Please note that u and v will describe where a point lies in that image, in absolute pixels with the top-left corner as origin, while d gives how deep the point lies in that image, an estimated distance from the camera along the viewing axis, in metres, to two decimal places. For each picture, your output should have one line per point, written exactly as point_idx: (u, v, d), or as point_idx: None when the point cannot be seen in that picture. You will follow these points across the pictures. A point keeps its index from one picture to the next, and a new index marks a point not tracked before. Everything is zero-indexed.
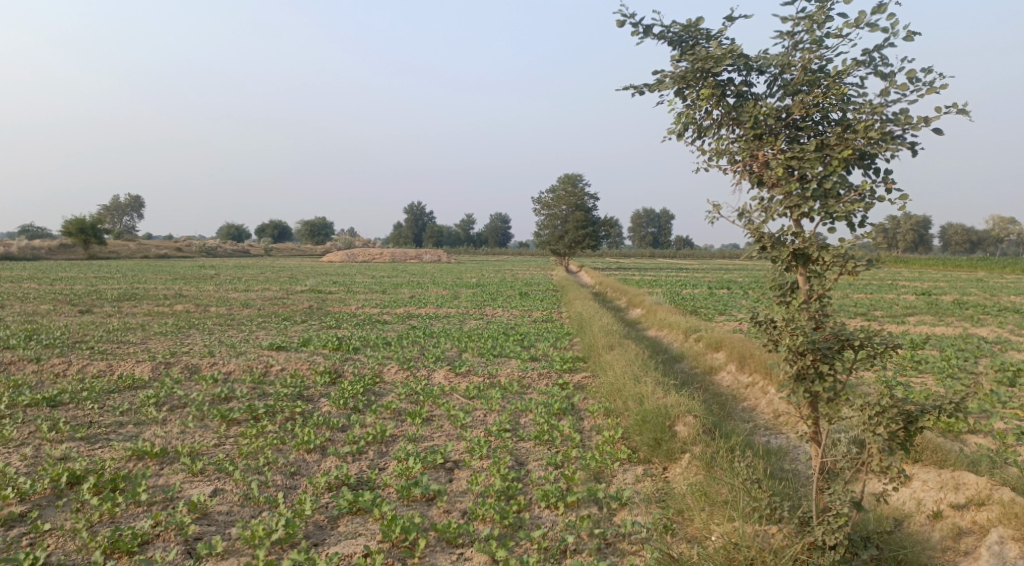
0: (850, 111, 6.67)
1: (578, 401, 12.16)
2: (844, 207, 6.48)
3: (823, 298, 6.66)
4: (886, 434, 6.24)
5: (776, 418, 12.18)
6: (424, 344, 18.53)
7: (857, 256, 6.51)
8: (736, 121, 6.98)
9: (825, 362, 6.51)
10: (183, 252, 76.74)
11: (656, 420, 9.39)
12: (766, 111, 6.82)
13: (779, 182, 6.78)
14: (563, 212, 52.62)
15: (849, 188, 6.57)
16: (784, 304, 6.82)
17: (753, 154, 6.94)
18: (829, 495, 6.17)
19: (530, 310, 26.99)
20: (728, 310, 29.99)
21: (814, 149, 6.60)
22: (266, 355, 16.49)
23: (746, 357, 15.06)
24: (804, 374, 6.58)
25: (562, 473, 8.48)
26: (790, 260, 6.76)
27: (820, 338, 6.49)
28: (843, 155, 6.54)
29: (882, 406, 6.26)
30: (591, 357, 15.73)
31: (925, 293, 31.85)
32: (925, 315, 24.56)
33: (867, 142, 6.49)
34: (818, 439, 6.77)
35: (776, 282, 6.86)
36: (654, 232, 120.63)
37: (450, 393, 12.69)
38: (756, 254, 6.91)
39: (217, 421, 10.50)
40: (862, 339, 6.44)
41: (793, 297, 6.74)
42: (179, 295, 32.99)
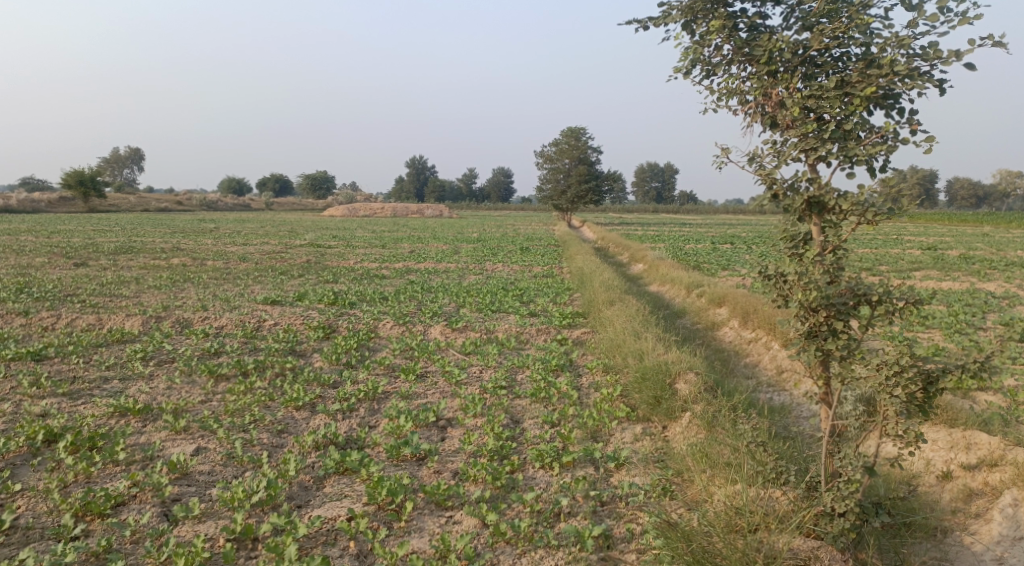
0: (874, 45, 6.16)
1: (577, 358, 11.86)
2: (864, 151, 6.05)
3: (838, 250, 6.26)
4: (903, 395, 5.95)
5: (779, 375, 11.93)
6: (421, 299, 18.21)
7: (877, 205, 6.10)
8: (748, 56, 6.52)
9: (839, 319, 6.16)
10: (183, 206, 76.22)
11: (656, 377, 9.09)
12: (781, 46, 6.32)
13: (794, 123, 6.35)
14: (565, 166, 51.98)
15: (870, 129, 6.11)
16: (796, 256, 6.40)
17: (766, 93, 6.49)
18: (840, 460, 5.87)
19: (532, 265, 26.62)
20: (731, 265, 29.57)
21: (833, 87, 6.12)
22: (260, 309, 16.20)
23: (749, 312, 14.75)
24: (816, 332, 6.24)
25: (558, 431, 8.19)
26: (803, 210, 6.36)
27: (835, 293, 6.11)
28: (864, 93, 6.06)
29: (900, 366, 5.93)
30: (591, 312, 15.40)
31: (931, 248, 31.39)
32: (932, 271, 24.15)
33: (891, 79, 6.00)
34: (829, 399, 6.46)
35: (788, 233, 6.42)
36: (657, 187, 119.68)
37: (446, 349, 12.39)
38: (768, 204, 6.52)
39: (205, 377, 10.23)
40: (879, 294, 6.05)
41: (805, 249, 6.35)
42: (177, 249, 32.64)
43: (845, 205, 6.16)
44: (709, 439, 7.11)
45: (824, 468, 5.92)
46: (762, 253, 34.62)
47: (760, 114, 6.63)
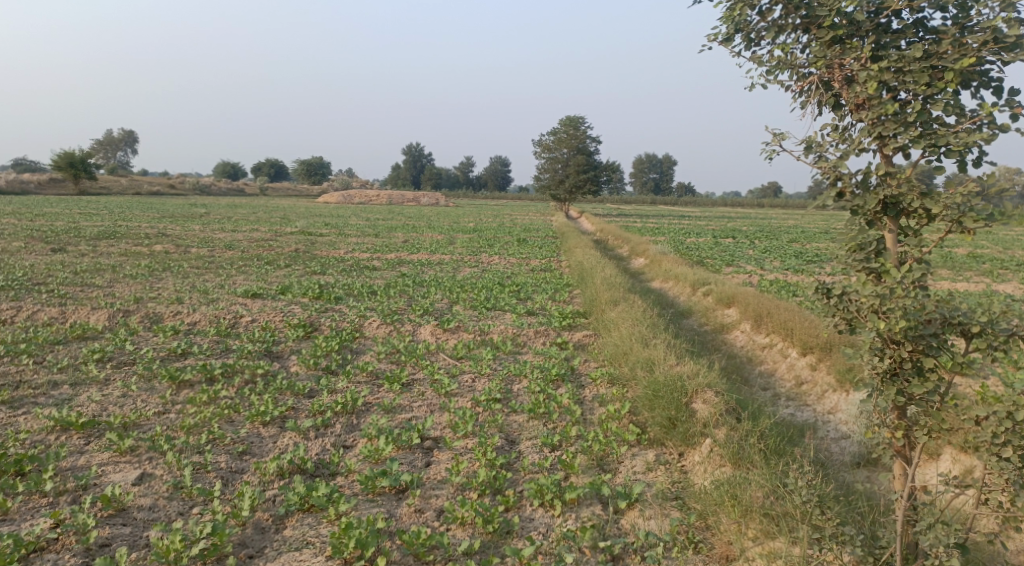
0: (966, 8, 5.32)
1: (579, 366, 10.85)
2: (958, 139, 5.23)
3: (921, 263, 5.46)
4: (1015, 458, 5.13)
5: (799, 387, 10.99)
6: (412, 293, 17.16)
7: (976, 209, 5.29)
8: (810, 20, 5.64)
9: (928, 356, 5.38)
10: (177, 190, 74.94)
11: (671, 394, 8.08)
12: (854, 7, 5.44)
13: (866, 101, 5.53)
14: (564, 155, 50.90)
15: (962, 111, 5.29)
16: (868, 271, 5.59)
17: (831, 65, 5.65)
18: (924, 536, 5.04)
19: (528, 258, 25.54)
20: (735, 261, 28.54)
21: (919, 58, 5.28)
22: (238, 303, 15.11)
23: (762, 315, 13.77)
24: (897, 371, 5.48)
25: (560, 458, 7.22)
26: (876, 212, 5.55)
27: (924, 323, 5.30)
28: (957, 67, 5.23)
29: (1012, 421, 5.09)
30: (593, 313, 14.38)
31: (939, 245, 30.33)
32: (943, 275, 23.13)
33: (991, 50, 5.18)
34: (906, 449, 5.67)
35: (856, 242, 5.61)
36: (655, 179, 118.55)
37: (436, 353, 11.36)
38: (831, 203, 5.68)
39: (166, 383, 9.19)
40: (981, 325, 5.25)
41: (879, 263, 5.55)
42: (163, 234, 31.51)
43: (935, 209, 5.35)
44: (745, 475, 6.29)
45: (902, 539, 5.08)
46: (765, 249, 33.63)
47: (821, 92, 5.79)
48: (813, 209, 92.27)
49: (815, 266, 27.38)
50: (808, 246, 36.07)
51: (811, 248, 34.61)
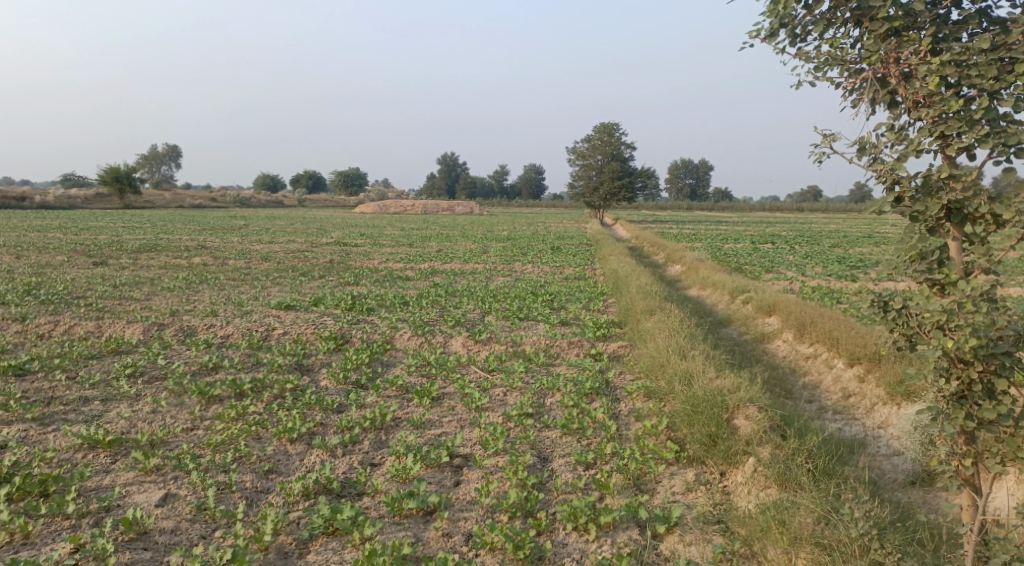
0: None
1: (614, 379, 10.60)
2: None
3: (990, 273, 5.29)
4: None
5: (847, 401, 10.78)
6: (445, 304, 16.99)
7: None
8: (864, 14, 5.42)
9: (1000, 378, 5.22)
10: (216, 202, 75.89)
11: (711, 410, 7.84)
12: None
13: (925, 98, 5.31)
14: (598, 162, 50.61)
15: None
16: (931, 283, 5.45)
17: (887, 61, 5.43)
18: None
19: (563, 267, 25.29)
20: (774, 268, 28.01)
21: (984, 52, 5.05)
22: (271, 316, 15.05)
23: (805, 324, 13.49)
24: (966, 394, 5.34)
25: (593, 477, 7.04)
26: (939, 218, 5.38)
27: (995, 341, 5.14)
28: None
29: None
30: (629, 322, 14.10)
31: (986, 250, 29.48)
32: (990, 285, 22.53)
33: None
34: (971, 478, 5.54)
35: (917, 249, 5.46)
36: (691, 185, 117.56)
37: (468, 366, 11.16)
38: (889, 208, 5.51)
39: (195, 398, 9.08)
40: None
41: (942, 273, 5.42)
42: (201, 247, 31.75)
43: (1006, 215, 5.17)
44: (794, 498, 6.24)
45: None
46: (805, 254, 33.05)
47: (874, 89, 5.59)
48: (853, 212, 90.85)
49: (855, 272, 26.81)
50: (849, 251, 35.41)
51: (852, 253, 33.96)
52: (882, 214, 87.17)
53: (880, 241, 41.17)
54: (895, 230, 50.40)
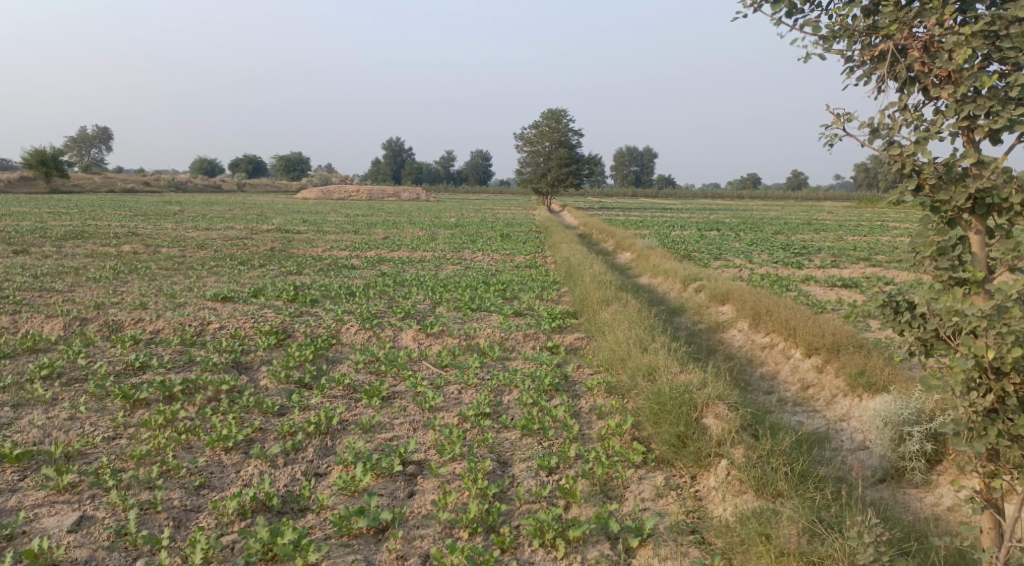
0: None
1: (574, 375, 10.09)
2: None
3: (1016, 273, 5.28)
4: None
5: (806, 393, 10.39)
6: (392, 294, 16.29)
7: None
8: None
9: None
10: (152, 187, 73.61)
11: (679, 409, 7.35)
12: None
13: (950, 76, 5.35)
14: (545, 148, 50.11)
15: None
16: (955, 279, 5.41)
17: (910, 41, 5.46)
18: None
19: (513, 254, 24.72)
20: (725, 255, 27.79)
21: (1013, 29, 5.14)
22: (206, 308, 14.19)
23: (760, 312, 13.11)
24: (997, 408, 5.25)
25: (558, 484, 6.56)
26: (965, 208, 5.32)
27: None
28: None
29: None
30: (584, 313, 13.62)
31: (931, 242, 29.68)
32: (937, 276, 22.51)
33: None
34: (995, 498, 5.42)
35: (939, 244, 5.47)
36: (636, 172, 117.85)
37: (418, 361, 10.53)
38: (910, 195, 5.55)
39: (119, 403, 8.34)
40: None
41: (965, 271, 5.39)
42: (133, 234, 30.42)
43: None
44: (782, 510, 5.95)
45: None
46: (752, 241, 33.01)
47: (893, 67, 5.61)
48: (795, 199, 91.95)
49: (804, 259, 26.72)
50: (795, 238, 35.55)
51: (799, 241, 33.97)
52: (823, 202, 88.33)
53: (823, 228, 41.44)
54: (837, 218, 50.85)
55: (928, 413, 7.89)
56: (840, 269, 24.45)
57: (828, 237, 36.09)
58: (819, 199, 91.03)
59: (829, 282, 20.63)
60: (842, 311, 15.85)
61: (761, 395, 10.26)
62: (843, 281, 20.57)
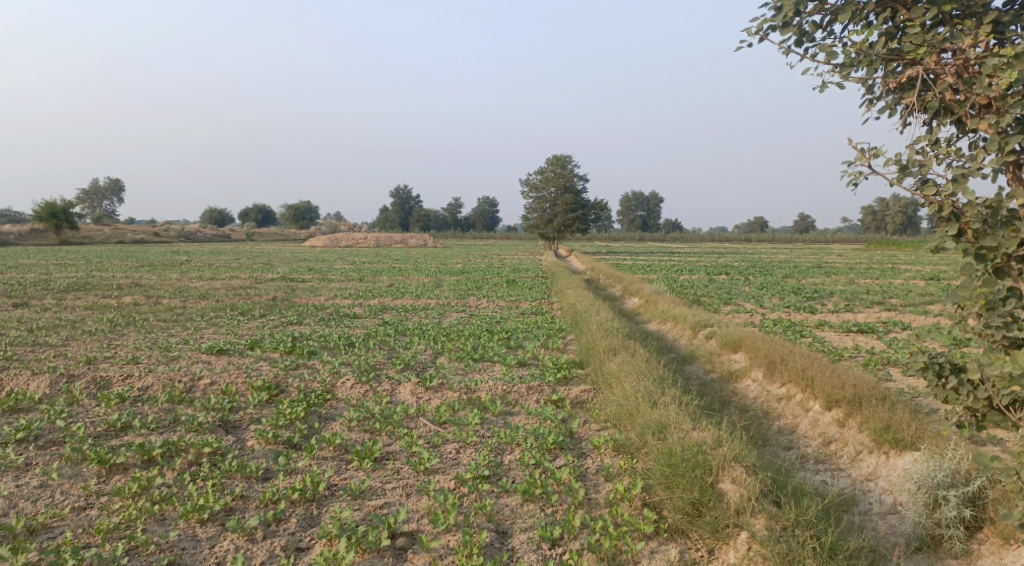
0: None
1: (581, 431, 9.54)
2: None
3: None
4: None
5: (827, 449, 9.85)
6: (393, 345, 15.80)
7: None
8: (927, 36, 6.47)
9: None
10: (161, 237, 73.73)
11: (693, 474, 6.91)
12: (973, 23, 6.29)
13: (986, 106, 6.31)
14: (551, 194, 49.85)
15: None
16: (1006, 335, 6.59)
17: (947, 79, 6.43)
18: None
19: (519, 301, 24.23)
20: (735, 300, 27.26)
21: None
22: (199, 363, 13.69)
23: (774, 362, 12.56)
24: None
25: (547, 558, 6.38)
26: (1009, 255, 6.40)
27: None
28: None
29: None
30: (590, 363, 13.09)
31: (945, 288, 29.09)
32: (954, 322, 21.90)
33: None
34: None
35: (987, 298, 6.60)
36: (643, 216, 117.75)
37: (415, 418, 10.00)
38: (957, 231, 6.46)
39: (94, 468, 7.85)
40: None
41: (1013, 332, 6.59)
42: (136, 285, 30.07)
43: None
44: None
45: None
46: (763, 286, 32.49)
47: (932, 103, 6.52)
48: (803, 242, 91.61)
49: (816, 304, 26.16)
50: (805, 282, 34.99)
51: (810, 285, 33.44)
52: (831, 244, 87.97)
53: (833, 271, 40.95)
54: (847, 261, 50.32)
55: (962, 474, 7.42)
56: (854, 313, 23.87)
57: (839, 280, 35.58)
58: (827, 242, 90.58)
59: (843, 327, 20.07)
60: (859, 359, 15.28)
61: (779, 452, 9.70)
62: (857, 325, 20.01)
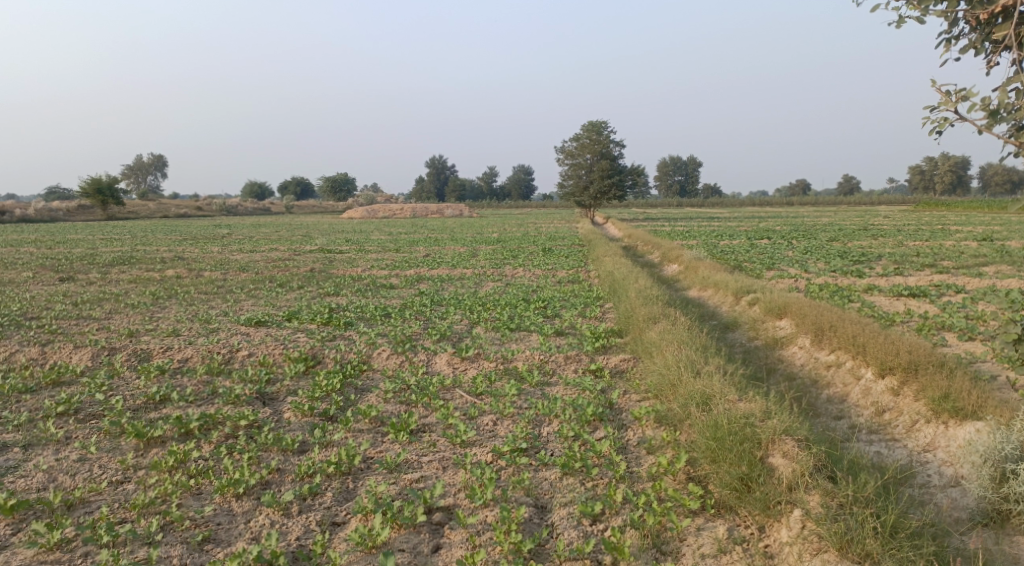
0: None
1: (622, 402, 9.36)
2: None
3: None
4: None
5: (881, 419, 9.77)
6: (430, 315, 15.69)
7: None
8: None
9: None
10: (202, 210, 74.48)
11: (743, 449, 6.74)
12: None
13: None
14: (588, 160, 49.32)
15: None
16: None
17: None
18: None
19: (556, 269, 24.02)
20: (776, 264, 26.77)
21: None
22: (238, 335, 13.68)
23: (823, 328, 12.29)
24: None
25: (586, 536, 6.24)
26: None
27: None
28: None
29: None
30: (630, 332, 12.88)
31: (994, 253, 28.37)
32: (1006, 284, 21.25)
33: None
34: None
35: None
36: (681, 182, 116.42)
37: (452, 390, 9.86)
38: None
39: (132, 441, 7.79)
40: None
41: None
42: (177, 258, 30.32)
43: None
44: None
45: None
46: (806, 249, 31.85)
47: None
48: (846, 205, 89.97)
49: (862, 267, 25.59)
50: (849, 246, 34.31)
51: (854, 248, 32.75)
52: (875, 207, 86.20)
53: (878, 234, 40.08)
54: (893, 224, 49.22)
55: None
56: (900, 277, 23.28)
57: (884, 243, 34.81)
58: (871, 205, 88.79)
59: (891, 291, 19.57)
60: (908, 324, 14.89)
61: (830, 424, 9.57)
62: (905, 289, 19.49)
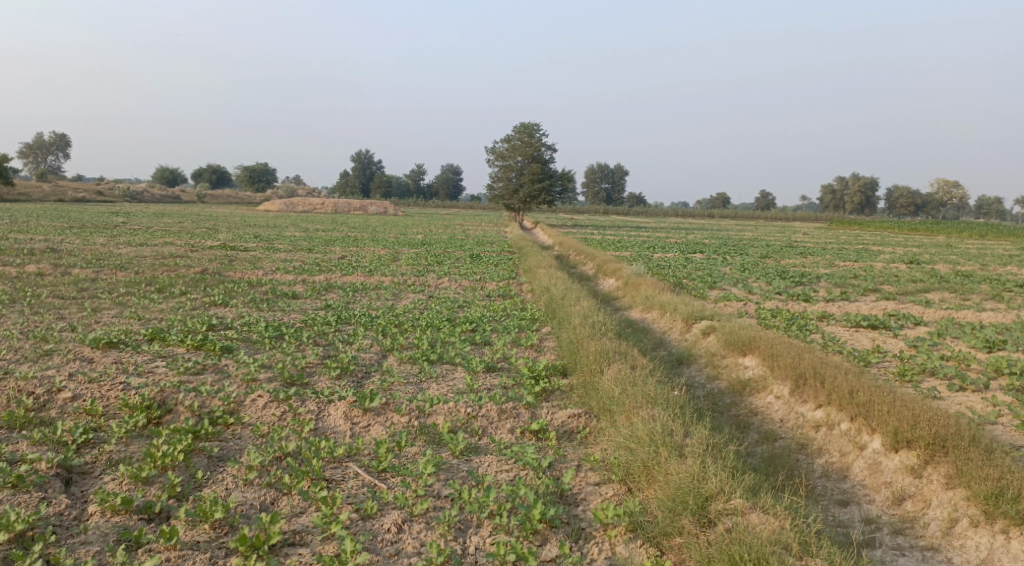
0: None
1: (583, 488, 6.87)
2: None
3: None
4: None
5: (902, 510, 7.73)
6: (332, 337, 12.90)
7: None
8: None
9: None
10: (104, 197, 69.24)
11: None
12: None
13: None
14: (518, 163, 46.87)
15: None
16: None
17: None
18: None
19: (484, 280, 21.38)
20: (719, 283, 24.69)
21: None
22: (75, 362, 10.64)
23: (805, 375, 9.83)
24: None
25: None
26: None
27: None
28: None
29: None
30: (576, 372, 10.33)
31: (939, 280, 26.93)
32: (967, 315, 19.39)
33: None
34: None
35: None
36: (608, 188, 114.89)
37: (344, 463, 7.04)
38: None
39: None
40: None
41: None
42: (50, 250, 26.43)
43: None
44: None
45: None
46: (744, 267, 29.83)
47: None
48: (769, 219, 89.79)
49: (808, 291, 23.60)
50: (783, 263, 32.66)
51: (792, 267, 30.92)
52: (794, 223, 86.09)
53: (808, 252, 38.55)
54: (818, 241, 48.19)
55: None
56: (852, 304, 21.29)
57: (816, 262, 33.21)
58: (792, 220, 88.82)
59: (852, 320, 17.54)
60: (889, 366, 12.72)
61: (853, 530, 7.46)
62: (866, 319, 17.43)
